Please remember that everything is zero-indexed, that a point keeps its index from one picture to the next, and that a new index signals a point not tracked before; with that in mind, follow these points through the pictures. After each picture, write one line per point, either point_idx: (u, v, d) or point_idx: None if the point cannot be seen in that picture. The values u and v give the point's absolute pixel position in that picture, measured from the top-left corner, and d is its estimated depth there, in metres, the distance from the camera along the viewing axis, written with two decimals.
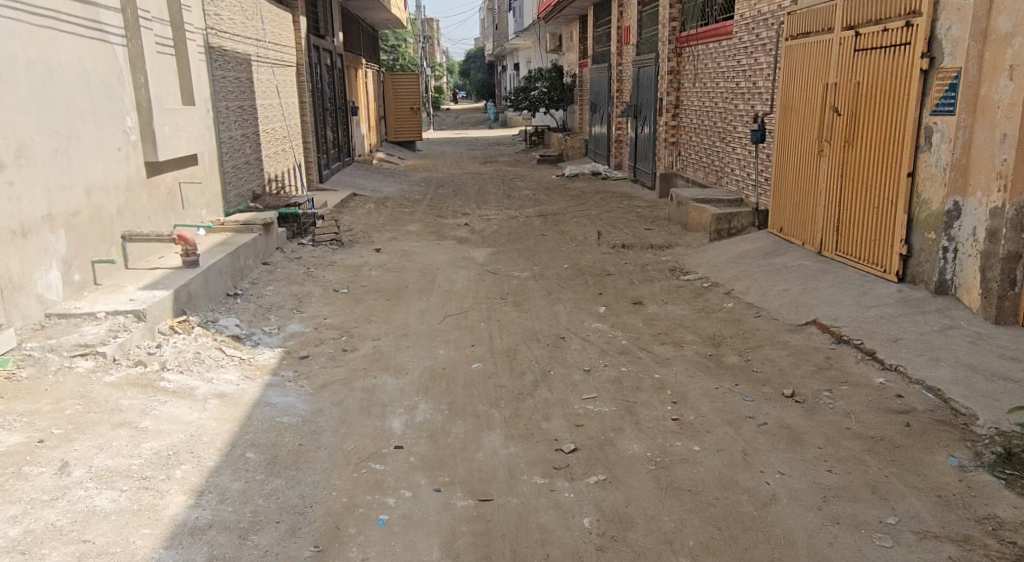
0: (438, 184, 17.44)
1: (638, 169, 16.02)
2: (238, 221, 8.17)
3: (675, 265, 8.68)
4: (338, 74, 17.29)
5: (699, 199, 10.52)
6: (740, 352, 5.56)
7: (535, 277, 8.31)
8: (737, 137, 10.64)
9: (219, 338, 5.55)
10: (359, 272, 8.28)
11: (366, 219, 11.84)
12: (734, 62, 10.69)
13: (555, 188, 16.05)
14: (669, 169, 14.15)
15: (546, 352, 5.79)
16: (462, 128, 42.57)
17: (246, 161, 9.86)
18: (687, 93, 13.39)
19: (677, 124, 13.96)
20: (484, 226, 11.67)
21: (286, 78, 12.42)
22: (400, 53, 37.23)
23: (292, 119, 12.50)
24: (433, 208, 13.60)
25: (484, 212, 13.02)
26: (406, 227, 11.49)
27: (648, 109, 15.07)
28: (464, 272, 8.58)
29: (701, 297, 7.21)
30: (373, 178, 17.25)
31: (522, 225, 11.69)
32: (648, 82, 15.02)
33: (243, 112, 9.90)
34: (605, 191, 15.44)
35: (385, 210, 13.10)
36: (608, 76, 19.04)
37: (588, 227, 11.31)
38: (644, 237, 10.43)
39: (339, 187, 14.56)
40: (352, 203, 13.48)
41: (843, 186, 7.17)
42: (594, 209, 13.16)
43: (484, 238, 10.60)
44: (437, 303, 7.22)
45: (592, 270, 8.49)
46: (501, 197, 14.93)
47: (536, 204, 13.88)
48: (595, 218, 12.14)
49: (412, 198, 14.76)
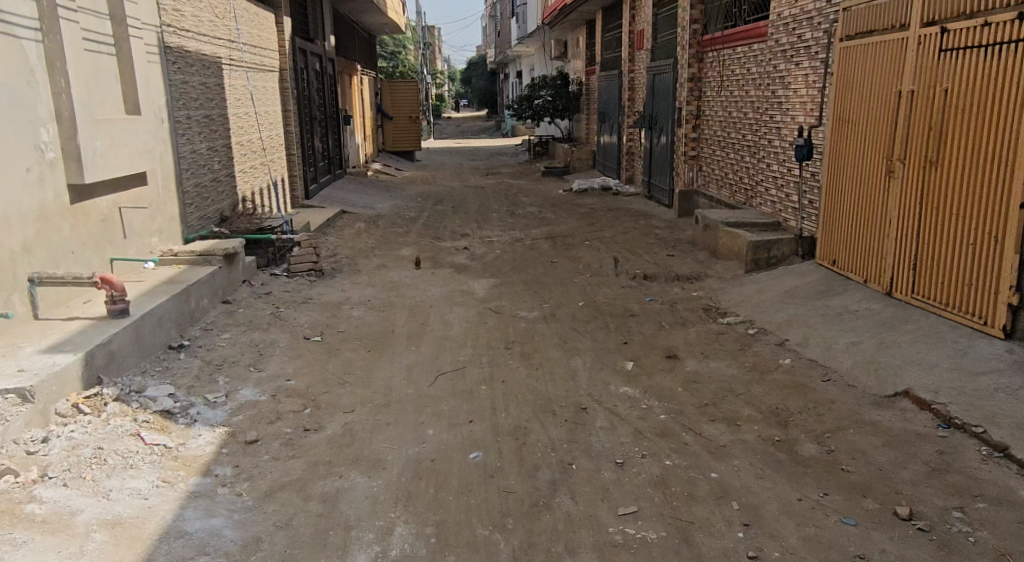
0: (436, 199, 16.23)
1: (653, 184, 14.78)
2: (195, 251, 6.87)
3: (709, 304, 7.42)
4: (329, 81, 16.08)
5: (731, 223, 9.28)
6: (817, 436, 4.31)
7: (545, 318, 7.07)
8: (775, 152, 9.40)
9: (143, 421, 4.24)
10: (338, 312, 7.04)
11: (354, 243, 10.61)
12: (770, 67, 9.47)
13: (563, 205, 14.81)
14: (689, 186, 12.91)
15: (565, 431, 4.55)
16: (463, 137, 41.46)
17: (214, 178, 8.63)
18: (710, 102, 12.16)
19: (697, 136, 12.73)
20: (484, 250, 10.42)
21: (266, 85, 11.20)
22: (400, 61, 36.18)
23: (271, 130, 11.28)
24: (429, 228, 12.37)
25: (486, 233, 11.78)
26: (398, 251, 10.26)
27: (665, 120, 13.86)
28: (461, 312, 7.34)
29: (748, 349, 5.96)
30: (367, 193, 16.04)
31: (528, 250, 10.45)
32: (664, 90, 13.79)
33: (211, 122, 8.67)
34: (617, 208, 14.21)
35: (375, 231, 11.87)
36: (618, 83, 17.84)
37: (602, 253, 10.05)
38: (667, 267, 9.18)
39: (327, 204, 13.34)
40: (339, 223, 12.26)
41: (920, 213, 5.96)
42: (607, 230, 11.91)
43: (486, 267, 9.36)
44: (429, 356, 5.97)
45: (612, 310, 7.25)
46: (504, 215, 13.70)
47: (543, 224, 12.64)
48: (610, 242, 10.89)
49: (407, 216, 13.54)
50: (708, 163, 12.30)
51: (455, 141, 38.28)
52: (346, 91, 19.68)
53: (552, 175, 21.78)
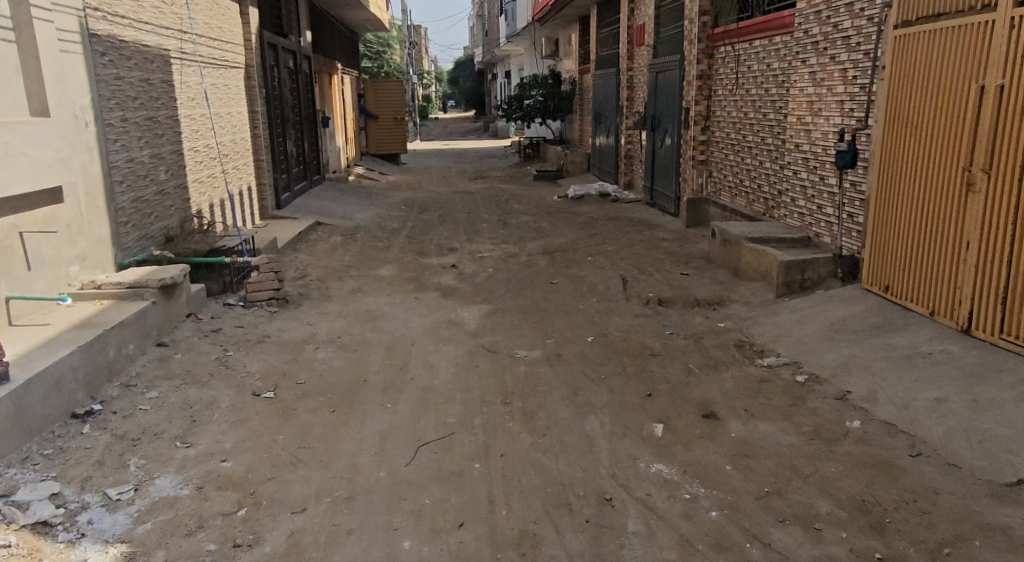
0: (421, 206, 15.07)
1: (657, 191, 13.63)
2: (122, 282, 5.67)
3: (741, 338, 6.29)
4: (304, 79, 14.90)
5: (757, 238, 8.12)
6: (932, 553, 3.19)
7: (548, 360, 5.92)
8: (802, 158, 8.28)
9: (4, 546, 3.11)
10: (299, 354, 5.85)
11: (326, 262, 9.42)
12: (797, 62, 8.35)
13: (559, 214, 13.68)
14: (698, 193, 11.77)
15: (588, 541, 3.40)
16: (451, 138, 40.32)
17: (159, 191, 7.44)
18: (722, 102, 11.04)
19: (707, 139, 11.60)
20: (473, 269, 9.26)
21: (227, 83, 10.02)
22: (385, 61, 35.01)
23: (231, 133, 10.10)
24: (413, 241, 11.20)
25: (476, 247, 10.63)
26: (377, 271, 9.08)
27: (669, 121, 12.72)
28: (449, 352, 6.17)
29: (801, 403, 4.82)
30: (346, 200, 14.85)
31: (523, 268, 9.28)
32: (669, 88, 12.67)
33: (156, 125, 7.47)
34: (618, 217, 13.08)
35: (352, 246, 10.67)
36: (616, 82, 16.71)
37: (607, 273, 8.90)
38: (682, 290, 8.04)
39: (300, 215, 12.15)
40: (312, 237, 11.07)
41: (1014, 236, 4.86)
42: (608, 243, 10.76)
43: (477, 290, 8.19)
44: (407, 419, 4.81)
45: (628, 348, 6.10)
46: (495, 225, 12.55)
47: (538, 236, 11.50)
48: (614, 258, 9.75)
49: (389, 227, 12.37)
50: (720, 169, 11.17)
51: (443, 143, 37.07)
52: (325, 91, 18.49)
53: (545, 179, 20.63)
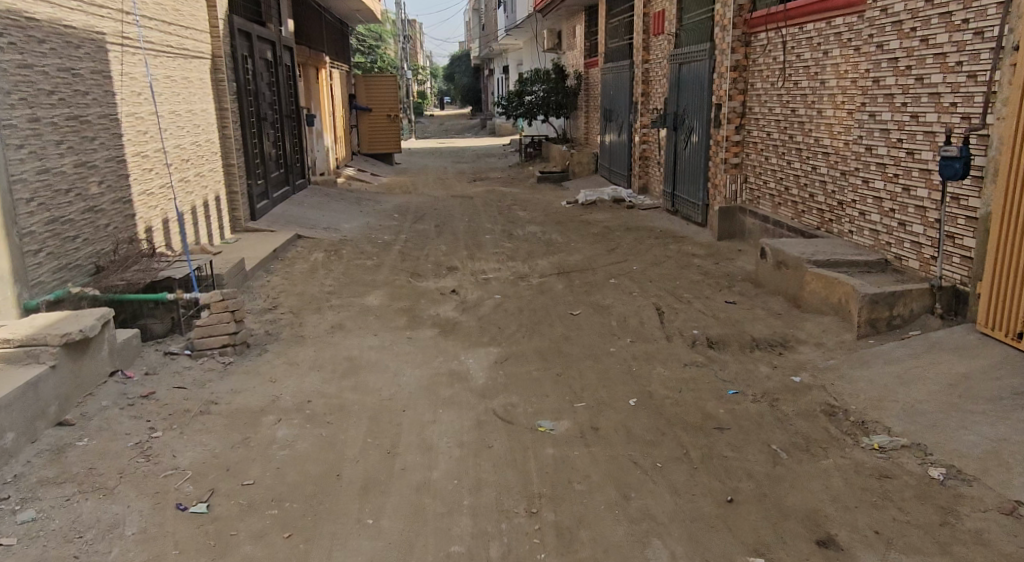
0: (416, 214, 13.64)
1: (679, 197, 12.21)
2: (11, 336, 4.14)
3: (829, 398, 4.87)
4: (285, 73, 13.46)
5: (822, 260, 6.71)
6: None
7: (583, 435, 4.49)
8: (873, 163, 6.88)
9: None
10: (253, 430, 4.42)
11: (303, 287, 8.00)
12: (867, 47, 6.96)
13: (570, 223, 12.26)
14: (731, 201, 10.36)
15: None
16: (448, 136, 38.92)
17: (88, 207, 6.01)
18: (761, 97, 9.60)
19: (742, 139, 10.18)
20: (477, 296, 7.84)
21: (186, 76, 8.59)
22: (378, 55, 33.57)
23: (190, 133, 8.67)
24: (406, 257, 9.79)
25: (479, 267, 9.21)
26: (363, 299, 7.65)
27: (695, 119, 11.30)
28: (452, 422, 4.75)
29: (954, 522, 3.43)
30: (333, 208, 13.43)
31: (536, 295, 7.87)
32: (695, 81, 11.25)
33: (85, 126, 6.08)
34: (638, 227, 11.67)
35: (336, 264, 9.25)
36: (629, 76, 15.30)
37: (637, 302, 7.47)
38: (732, 325, 6.62)
39: (278, 227, 10.72)
40: (290, 253, 9.63)
41: None
42: (631, 261, 9.36)
43: (483, 327, 6.77)
44: (395, 546, 3.39)
45: (684, 416, 4.69)
46: (500, 237, 11.14)
47: (548, 252, 10.09)
48: (641, 281, 8.33)
49: (379, 240, 10.94)
50: (759, 174, 9.76)
51: (438, 141, 35.64)
52: (311, 87, 17.06)
53: (550, 181, 19.32)
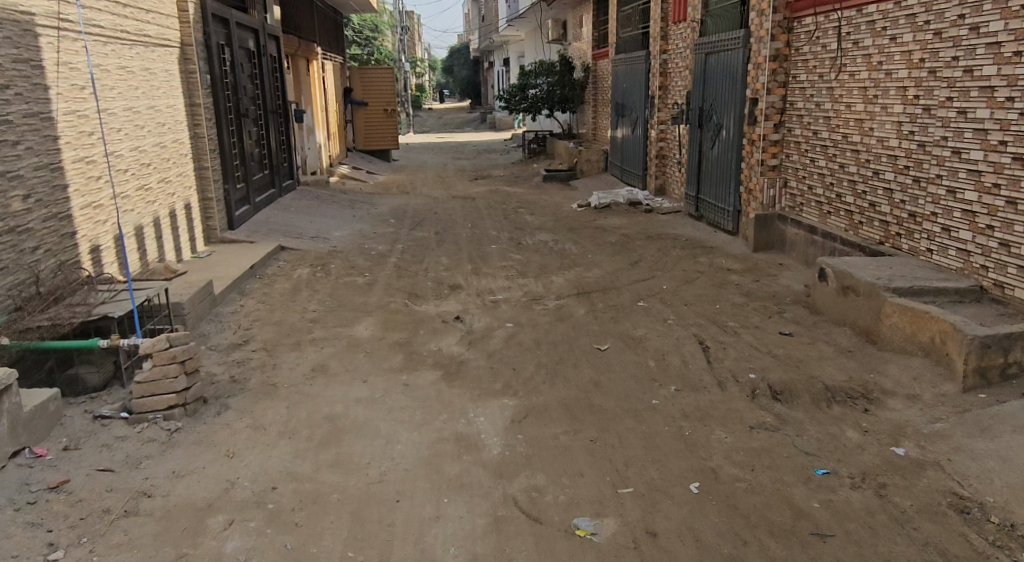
0: (414, 218, 12.49)
1: (705, 202, 11.06)
2: None
3: (952, 484, 3.76)
4: (270, 65, 12.29)
5: (903, 287, 5.57)
6: None
7: (636, 545, 3.38)
8: (963, 170, 5.78)
9: None
10: (195, 541, 3.31)
11: (283, 313, 6.87)
12: (955, 31, 5.87)
13: (584, 230, 11.12)
14: (768, 208, 9.22)
15: None
16: (447, 130, 37.71)
17: (8, 228, 4.89)
18: (806, 90, 8.44)
19: (781, 138, 9.03)
20: (485, 325, 6.71)
21: (148, 68, 7.43)
22: (375, 47, 32.29)
23: (153, 133, 7.52)
24: (403, 273, 8.65)
25: (487, 285, 8.08)
26: (352, 329, 6.52)
27: (726, 115, 10.14)
28: (462, 521, 3.63)
29: None
30: (323, 212, 12.28)
31: (554, 323, 6.74)
32: (725, 72, 10.09)
33: (3, 128, 4.92)
34: (660, 235, 10.54)
35: (323, 282, 8.11)
36: (645, 67, 14.11)
37: (674, 333, 6.35)
38: (795, 364, 5.49)
39: (259, 237, 9.59)
40: (270, 269, 8.51)
41: None
42: (658, 278, 8.24)
43: (494, 369, 5.65)
44: None
45: (767, 515, 3.56)
46: (507, 248, 10.00)
47: (563, 265, 8.96)
48: (674, 305, 7.20)
49: (373, 251, 9.80)
50: (802, 177, 8.62)
51: (436, 136, 34.45)
52: (300, 79, 15.88)
53: (556, 180, 18.17)
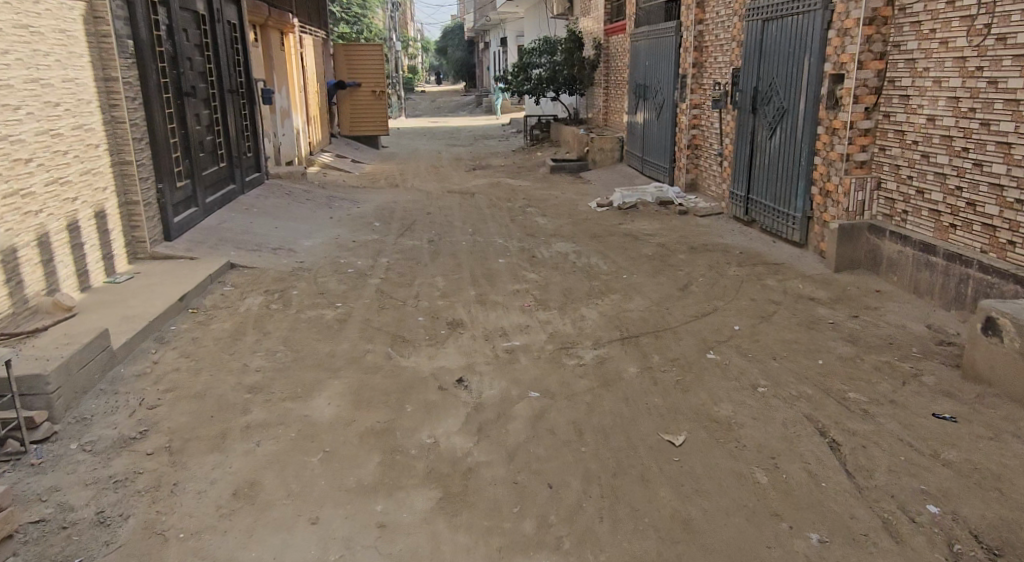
0: (403, 221, 10.48)
1: (760, 204, 9.04)
2: None
3: None
4: (227, 34, 10.23)
5: None
6: None
7: None
8: None
9: None
10: None
11: (212, 373, 4.90)
12: None
13: (611, 240, 9.14)
14: (855, 216, 7.16)
15: None
16: (441, 114, 35.49)
17: None
18: (917, 63, 6.40)
19: (875, 126, 7.00)
20: (499, 397, 4.75)
21: (24, 26, 5.53)
22: (365, 25, 30.06)
23: (36, 117, 5.60)
24: (387, 303, 6.66)
25: (497, 325, 6.10)
26: (308, 403, 4.55)
27: (792, 96, 8.11)
28: None
29: None
30: (294, 214, 10.25)
31: (596, 391, 4.77)
32: (793, 42, 8.03)
33: None
34: (707, 248, 8.55)
35: (279, 318, 6.13)
36: (675, 40, 12.04)
37: (777, 411, 4.38)
38: (991, 482, 3.54)
39: (205, 252, 7.59)
40: (211, 297, 6.52)
41: None
42: (722, 312, 6.28)
43: (520, 487, 3.68)
44: None
45: None
46: (517, 266, 8.02)
47: (593, 291, 6.99)
48: (758, 356, 5.24)
49: (350, 268, 7.81)
50: (906, 177, 6.62)
51: (430, 120, 32.26)
52: (273, 54, 13.80)
53: (565, 172, 16.15)
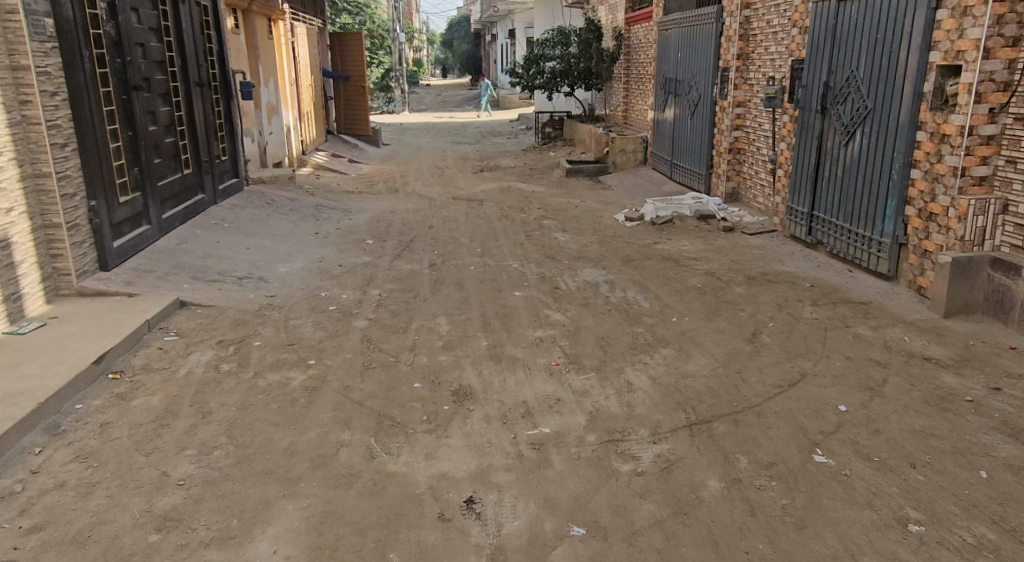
0: (400, 237, 8.97)
1: (829, 223, 7.50)
2: None
3: None
4: (192, 17, 8.71)
5: None
6: None
7: None
8: None
9: None
10: None
11: (111, 487, 3.43)
12: None
13: (648, 265, 7.62)
14: (972, 246, 5.67)
15: None
16: (446, 109, 33.92)
17: None
18: None
19: (1003, 131, 5.56)
20: (527, 536, 3.26)
21: None
22: (368, 15, 28.43)
23: None
24: (373, 361, 5.16)
25: (516, 399, 4.59)
26: (243, 554, 3.11)
27: (880, 92, 6.59)
28: None
29: None
30: (275, 229, 8.77)
31: (669, 528, 3.30)
32: (884, 26, 6.51)
33: None
34: (769, 278, 7.03)
35: (230, 384, 4.64)
36: (715, 29, 10.46)
37: None
38: None
39: (149, 285, 6.09)
40: (144, 352, 5.00)
41: None
42: (815, 377, 4.76)
43: None
44: None
45: None
46: (538, 302, 6.50)
47: (637, 343, 5.47)
48: (889, 459, 3.73)
49: (331, 305, 6.31)
50: None
51: (434, 115, 30.71)
52: (257, 43, 12.25)
53: (582, 175, 14.62)
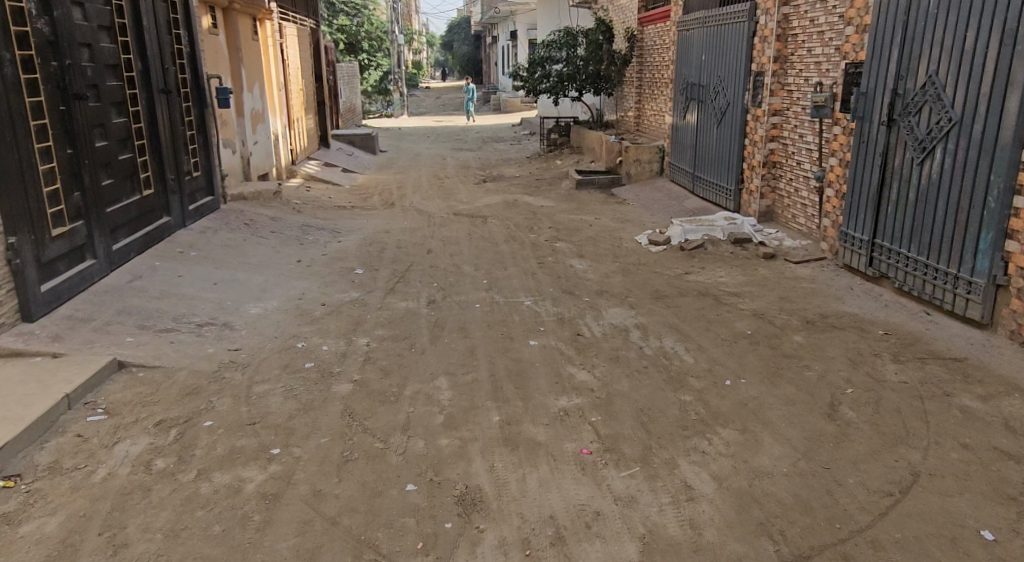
0: (394, 265, 7.84)
1: (897, 254, 6.37)
2: None
3: None
4: (155, 14, 7.58)
5: None
6: None
7: None
8: None
9: None
10: None
11: None
12: None
13: (684, 303, 6.48)
14: None
15: None
16: (446, 113, 32.80)
17: None
18: None
19: None
20: None
21: None
22: (366, 17, 27.26)
23: None
24: (354, 447, 4.02)
25: (542, 513, 3.45)
26: None
27: (972, 101, 5.46)
28: None
29: None
30: (253, 256, 7.66)
31: None
32: (980, 21, 5.37)
33: None
34: (833, 322, 5.89)
35: (162, 493, 3.50)
36: (748, 28, 9.31)
37: None
38: None
39: (82, 338, 4.96)
40: (56, 443, 3.86)
41: None
42: (933, 479, 3.65)
43: None
44: None
45: None
46: (559, 355, 5.36)
47: (689, 421, 4.33)
48: None
49: (307, 361, 5.17)
50: None
51: (435, 119, 29.57)
52: (237, 45, 11.10)
53: (593, 187, 13.49)
